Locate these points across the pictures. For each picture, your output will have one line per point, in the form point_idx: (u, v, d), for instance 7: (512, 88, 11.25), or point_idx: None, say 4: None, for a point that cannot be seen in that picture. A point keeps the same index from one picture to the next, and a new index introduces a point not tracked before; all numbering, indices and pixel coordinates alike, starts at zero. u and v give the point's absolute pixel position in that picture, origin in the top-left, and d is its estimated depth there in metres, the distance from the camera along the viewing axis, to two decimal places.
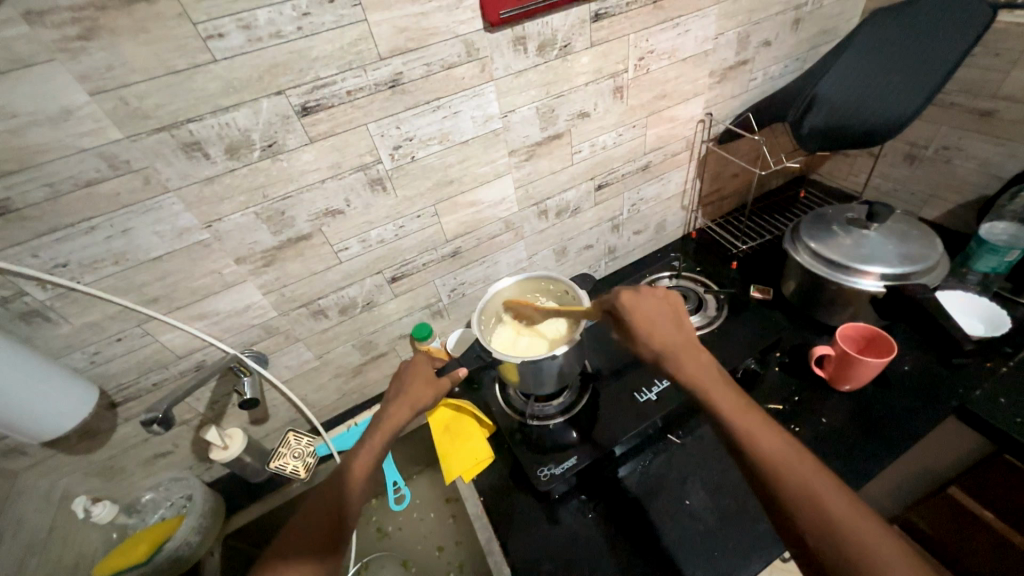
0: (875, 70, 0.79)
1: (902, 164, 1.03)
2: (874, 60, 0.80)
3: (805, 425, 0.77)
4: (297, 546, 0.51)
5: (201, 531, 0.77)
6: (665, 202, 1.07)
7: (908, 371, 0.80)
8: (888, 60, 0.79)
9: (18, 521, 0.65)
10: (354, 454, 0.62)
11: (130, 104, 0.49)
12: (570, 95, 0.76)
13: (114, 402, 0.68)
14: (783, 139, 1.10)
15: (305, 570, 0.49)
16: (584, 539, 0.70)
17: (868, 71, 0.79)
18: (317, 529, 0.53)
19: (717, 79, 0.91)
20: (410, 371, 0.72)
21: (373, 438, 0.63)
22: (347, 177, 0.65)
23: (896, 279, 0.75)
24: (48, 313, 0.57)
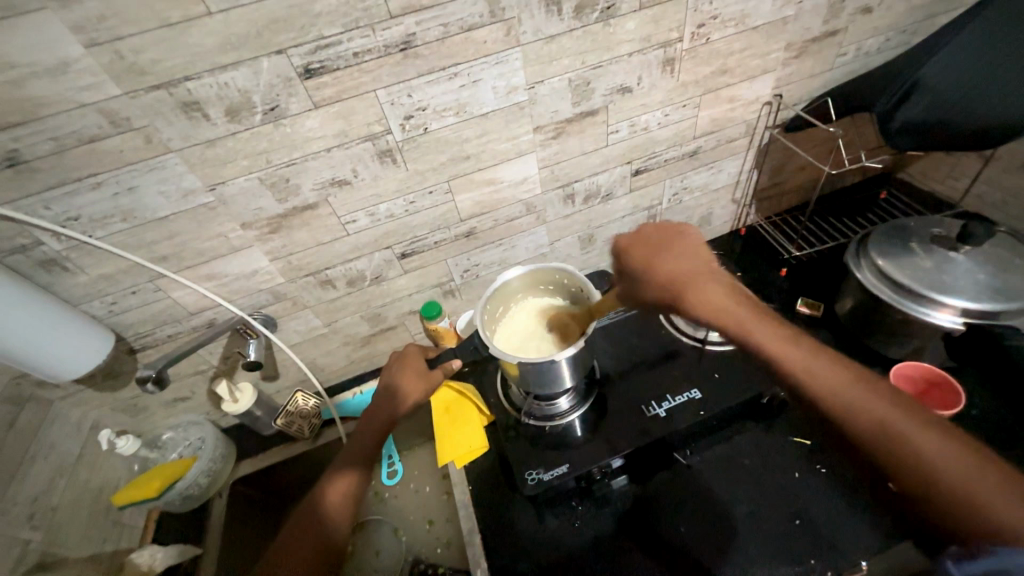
0: (1010, 53, 0.62)
1: (1019, 171, 0.85)
2: (1012, 36, 0.62)
3: (833, 466, 0.68)
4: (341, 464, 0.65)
5: (210, 474, 0.83)
6: (713, 193, 0.95)
7: (975, 422, 0.68)
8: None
9: (52, 445, 0.70)
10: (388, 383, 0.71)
11: (126, 58, 0.47)
12: (609, 67, 0.67)
13: (133, 348, 0.72)
14: (869, 130, 0.93)
15: (341, 483, 0.62)
16: (567, 545, 0.67)
17: (999, 52, 0.63)
18: (357, 452, 0.66)
19: (794, 53, 0.76)
20: (408, 355, 0.73)
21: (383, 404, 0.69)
22: (354, 147, 0.61)
23: (980, 317, 0.62)
24: (65, 262, 0.59)
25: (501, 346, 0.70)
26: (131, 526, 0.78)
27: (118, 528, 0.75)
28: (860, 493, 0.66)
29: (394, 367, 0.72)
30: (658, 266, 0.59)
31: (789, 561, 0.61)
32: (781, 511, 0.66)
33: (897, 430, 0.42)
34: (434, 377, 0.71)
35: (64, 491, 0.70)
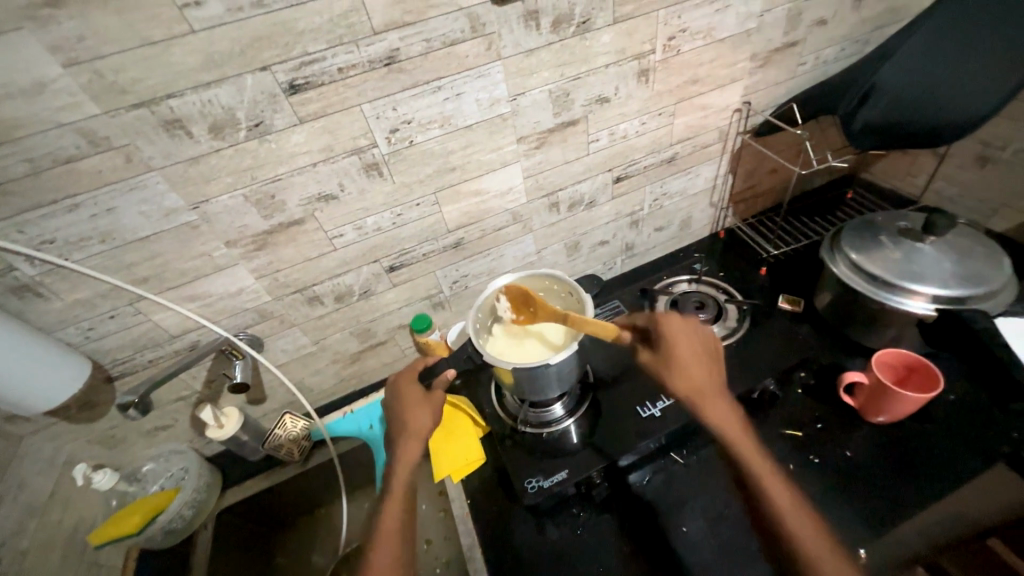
0: (957, 52, 0.67)
1: (971, 166, 0.90)
2: (958, 36, 0.67)
3: (824, 456, 0.70)
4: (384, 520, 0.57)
5: (195, 505, 0.79)
6: (691, 198, 0.98)
7: (952, 405, 0.71)
8: (977, 38, 0.66)
9: (21, 484, 0.66)
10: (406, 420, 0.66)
11: (106, 77, 0.46)
12: (587, 78, 0.69)
13: (110, 376, 0.69)
14: (833, 133, 0.98)
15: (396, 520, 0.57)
16: (571, 554, 0.66)
17: (947, 51, 0.67)
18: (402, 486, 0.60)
19: (760, 63, 0.81)
20: (404, 389, 0.69)
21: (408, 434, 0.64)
22: (340, 161, 0.61)
23: (949, 302, 0.66)
24: (39, 288, 0.57)
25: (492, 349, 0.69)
26: (109, 565, 0.73)
27: (95, 569, 0.71)
28: (852, 481, 0.67)
29: (397, 405, 0.68)
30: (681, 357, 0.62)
31: None
32: None
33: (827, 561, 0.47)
34: (436, 396, 0.68)
35: (35, 533, 0.65)
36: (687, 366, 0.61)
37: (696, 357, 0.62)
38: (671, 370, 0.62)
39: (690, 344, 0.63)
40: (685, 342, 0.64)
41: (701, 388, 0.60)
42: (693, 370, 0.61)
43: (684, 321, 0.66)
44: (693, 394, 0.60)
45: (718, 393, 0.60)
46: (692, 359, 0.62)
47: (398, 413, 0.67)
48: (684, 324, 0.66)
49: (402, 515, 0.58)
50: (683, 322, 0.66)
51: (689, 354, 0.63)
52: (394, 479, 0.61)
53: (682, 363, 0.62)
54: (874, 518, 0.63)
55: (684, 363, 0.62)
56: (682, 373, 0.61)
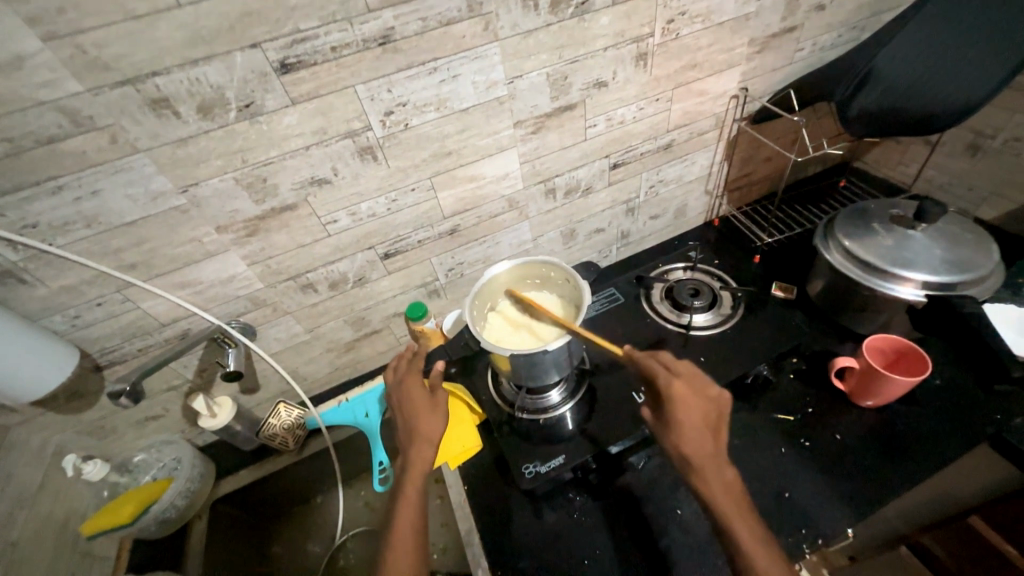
0: (960, 39, 0.66)
1: (962, 155, 0.91)
2: (962, 24, 0.67)
3: (814, 439, 0.72)
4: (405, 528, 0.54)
5: (189, 494, 0.77)
6: (687, 185, 0.98)
7: (938, 389, 0.73)
8: (986, 23, 0.64)
9: (9, 475, 0.64)
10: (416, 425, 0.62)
11: (88, 53, 0.44)
12: (585, 61, 0.68)
13: (99, 365, 0.67)
14: (827, 121, 0.99)
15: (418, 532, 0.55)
16: (568, 537, 0.67)
17: (948, 39, 0.67)
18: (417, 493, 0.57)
19: (757, 48, 0.80)
20: (409, 392, 0.66)
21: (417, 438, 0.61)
22: (333, 144, 0.60)
23: (940, 288, 0.66)
24: (22, 274, 0.55)
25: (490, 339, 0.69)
26: (102, 557, 0.72)
27: (87, 560, 0.70)
28: (842, 462, 0.69)
29: (403, 409, 0.64)
30: (678, 423, 0.54)
31: (782, 534, 0.63)
32: (770, 486, 0.68)
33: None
34: (441, 400, 0.65)
35: (25, 524, 0.64)
36: (688, 433, 0.54)
37: (698, 423, 0.54)
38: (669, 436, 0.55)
39: (691, 408, 0.54)
40: (688, 403, 0.55)
41: (699, 460, 0.53)
42: (692, 444, 0.54)
43: (689, 374, 0.57)
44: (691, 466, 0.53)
45: (721, 465, 0.53)
46: (692, 425, 0.54)
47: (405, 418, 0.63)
48: (688, 380, 0.57)
49: (414, 528, 0.55)
50: (689, 376, 0.57)
51: (691, 417, 0.54)
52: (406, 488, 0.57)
53: (680, 431, 0.54)
54: (863, 499, 0.65)
55: (683, 430, 0.54)
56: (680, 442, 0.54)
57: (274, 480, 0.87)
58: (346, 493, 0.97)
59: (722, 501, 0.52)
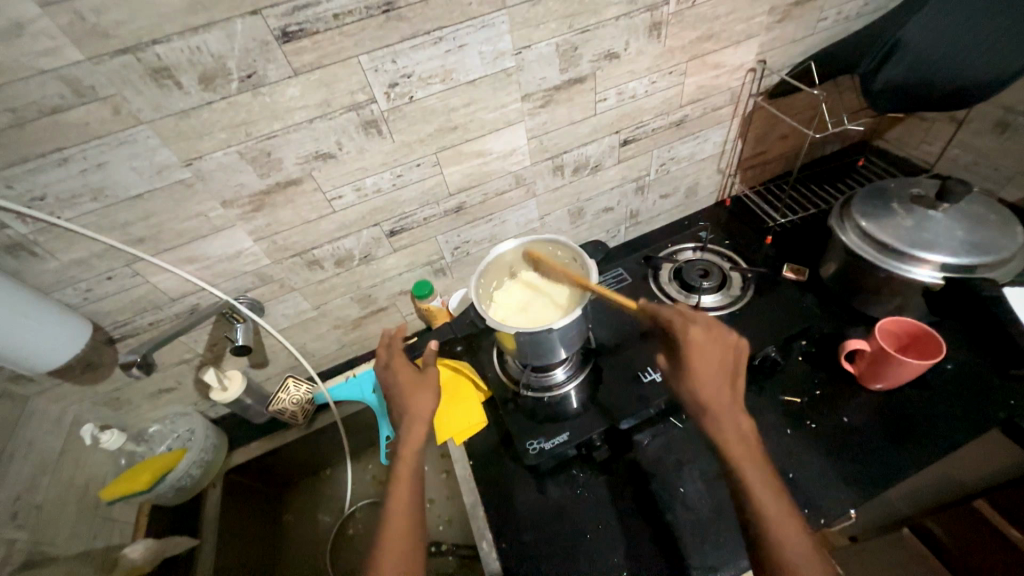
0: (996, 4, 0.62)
1: (989, 132, 0.87)
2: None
3: (820, 421, 0.71)
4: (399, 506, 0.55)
5: (203, 464, 0.80)
6: (699, 163, 0.96)
7: (951, 373, 0.72)
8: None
9: (31, 443, 0.67)
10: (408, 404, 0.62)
11: (87, 20, 0.44)
12: (597, 31, 0.66)
13: (112, 338, 0.69)
14: (849, 96, 0.95)
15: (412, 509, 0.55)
16: (570, 512, 0.68)
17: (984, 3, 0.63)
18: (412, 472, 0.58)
19: (778, 17, 0.76)
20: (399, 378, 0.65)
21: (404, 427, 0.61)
22: (337, 117, 0.59)
23: (959, 270, 0.65)
24: (33, 247, 0.56)
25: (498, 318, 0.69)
26: (122, 522, 0.74)
27: (108, 524, 0.73)
28: (848, 444, 0.68)
29: (396, 391, 0.65)
30: (698, 367, 0.55)
31: None
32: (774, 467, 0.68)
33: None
34: (432, 376, 0.65)
35: (48, 489, 0.67)
36: (706, 380, 0.54)
37: (716, 371, 0.55)
38: (685, 383, 0.55)
39: (709, 356, 0.55)
40: (708, 352, 0.56)
41: (715, 406, 0.53)
42: (710, 388, 0.54)
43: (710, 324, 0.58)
44: (708, 411, 0.53)
45: (736, 413, 0.53)
46: (711, 371, 0.55)
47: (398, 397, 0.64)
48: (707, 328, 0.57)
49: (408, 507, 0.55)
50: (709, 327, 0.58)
51: (709, 365, 0.55)
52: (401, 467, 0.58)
53: (699, 376, 0.54)
54: (867, 481, 0.64)
55: (701, 375, 0.54)
56: (697, 387, 0.54)
57: (285, 452, 0.89)
58: (354, 466, 0.99)
59: (737, 448, 0.51)
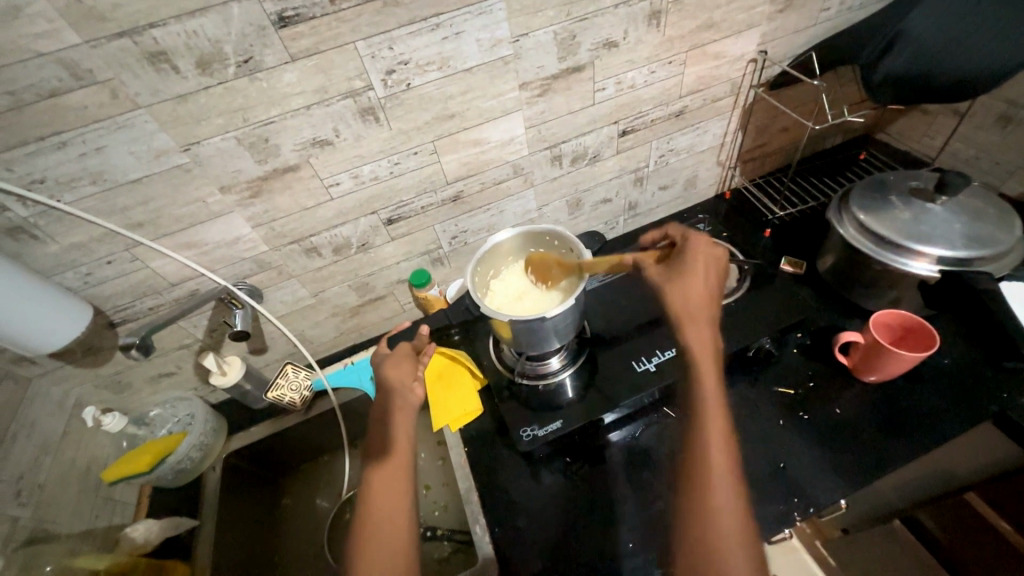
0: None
1: (992, 126, 0.86)
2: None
3: (813, 412, 0.72)
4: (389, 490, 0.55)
5: (203, 447, 0.82)
6: (699, 155, 0.95)
7: (946, 367, 0.72)
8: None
9: (33, 424, 0.68)
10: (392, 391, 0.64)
11: (84, 2, 0.44)
12: (595, 19, 0.65)
13: (113, 322, 0.70)
14: (851, 88, 0.94)
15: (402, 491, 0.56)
16: (563, 498, 0.69)
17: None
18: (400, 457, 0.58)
19: (780, 7, 0.76)
20: (391, 366, 0.66)
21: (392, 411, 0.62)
22: (334, 104, 0.59)
23: (955, 263, 0.65)
24: (34, 230, 0.57)
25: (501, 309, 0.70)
26: (124, 503, 0.77)
27: (110, 505, 0.74)
28: (840, 435, 0.69)
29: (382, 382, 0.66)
30: (689, 278, 0.58)
31: (774, 502, 0.64)
32: (765, 457, 0.69)
33: (720, 487, 0.45)
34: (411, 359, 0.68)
35: (50, 469, 0.68)
36: (695, 289, 0.57)
37: (701, 289, 0.58)
38: (678, 287, 0.58)
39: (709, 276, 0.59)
40: (707, 274, 0.59)
41: (696, 309, 0.56)
42: (691, 296, 0.57)
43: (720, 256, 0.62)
44: (686, 312, 0.56)
45: (710, 322, 0.56)
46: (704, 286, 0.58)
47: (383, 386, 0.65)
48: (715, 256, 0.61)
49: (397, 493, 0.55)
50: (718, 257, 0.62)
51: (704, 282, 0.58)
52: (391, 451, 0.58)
53: (683, 286, 0.58)
54: (857, 471, 0.65)
55: (694, 284, 0.58)
56: (688, 292, 0.57)
57: (283, 437, 0.90)
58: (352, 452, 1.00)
59: (702, 346, 0.54)
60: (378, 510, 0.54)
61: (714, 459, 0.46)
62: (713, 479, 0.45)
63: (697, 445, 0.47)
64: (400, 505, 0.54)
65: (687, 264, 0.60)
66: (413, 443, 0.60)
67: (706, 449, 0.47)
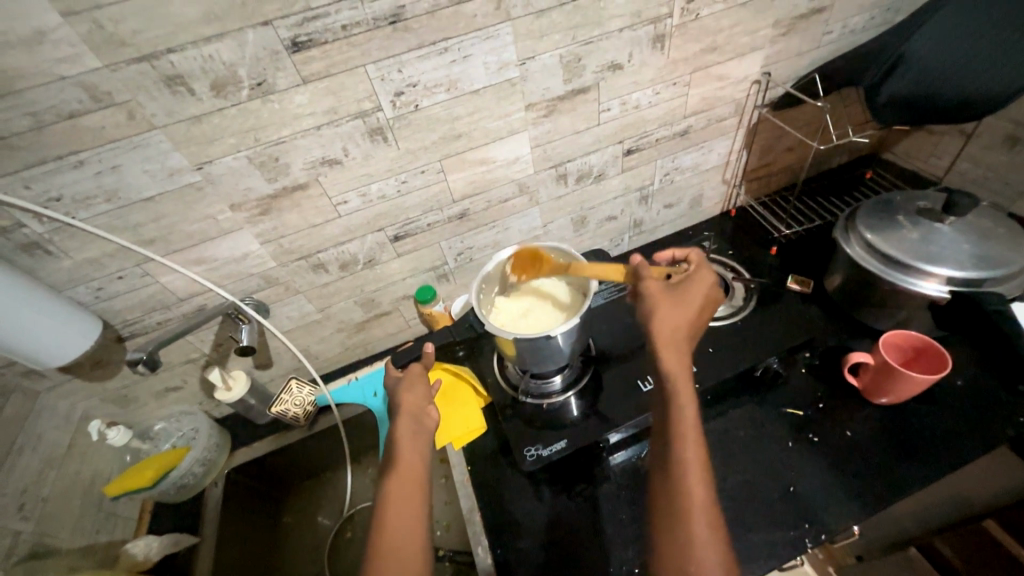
0: (1004, 15, 0.61)
1: (1000, 147, 0.86)
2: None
3: (823, 434, 0.70)
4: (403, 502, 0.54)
5: (205, 462, 0.81)
6: (703, 173, 0.96)
7: (959, 389, 0.71)
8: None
9: (39, 437, 0.68)
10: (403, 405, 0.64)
11: (106, 28, 0.46)
12: (600, 43, 0.67)
13: (121, 336, 0.70)
14: (855, 108, 0.95)
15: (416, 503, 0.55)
16: (568, 520, 0.68)
17: (993, 15, 0.62)
18: (412, 470, 0.57)
19: (782, 30, 0.77)
20: (403, 384, 0.67)
21: (404, 434, 0.61)
22: (344, 124, 0.60)
23: (965, 284, 0.64)
24: (48, 246, 0.58)
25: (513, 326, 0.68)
26: (125, 517, 0.77)
27: (111, 520, 0.74)
28: (852, 459, 0.67)
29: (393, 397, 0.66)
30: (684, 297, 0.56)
31: (785, 528, 0.62)
32: (775, 480, 0.67)
33: (700, 532, 0.43)
34: (417, 375, 0.68)
35: (54, 482, 0.68)
36: (678, 314, 0.55)
37: (691, 310, 0.56)
38: (667, 304, 0.56)
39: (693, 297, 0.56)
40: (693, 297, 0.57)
41: (678, 334, 0.54)
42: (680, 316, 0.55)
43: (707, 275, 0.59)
44: (668, 337, 0.53)
45: (687, 347, 0.54)
46: (687, 309, 0.56)
47: (394, 400, 0.66)
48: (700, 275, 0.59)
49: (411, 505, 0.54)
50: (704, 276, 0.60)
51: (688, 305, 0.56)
52: (403, 463, 0.58)
53: (675, 305, 0.56)
54: (869, 496, 0.63)
55: (675, 307, 0.55)
56: (671, 315, 0.55)
57: (286, 453, 0.90)
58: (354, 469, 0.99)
59: (681, 375, 0.51)
60: (390, 522, 0.53)
61: (695, 502, 0.44)
62: (693, 525, 0.43)
63: (676, 487, 0.45)
64: (414, 518, 0.53)
65: (683, 286, 0.58)
66: (425, 459, 0.60)
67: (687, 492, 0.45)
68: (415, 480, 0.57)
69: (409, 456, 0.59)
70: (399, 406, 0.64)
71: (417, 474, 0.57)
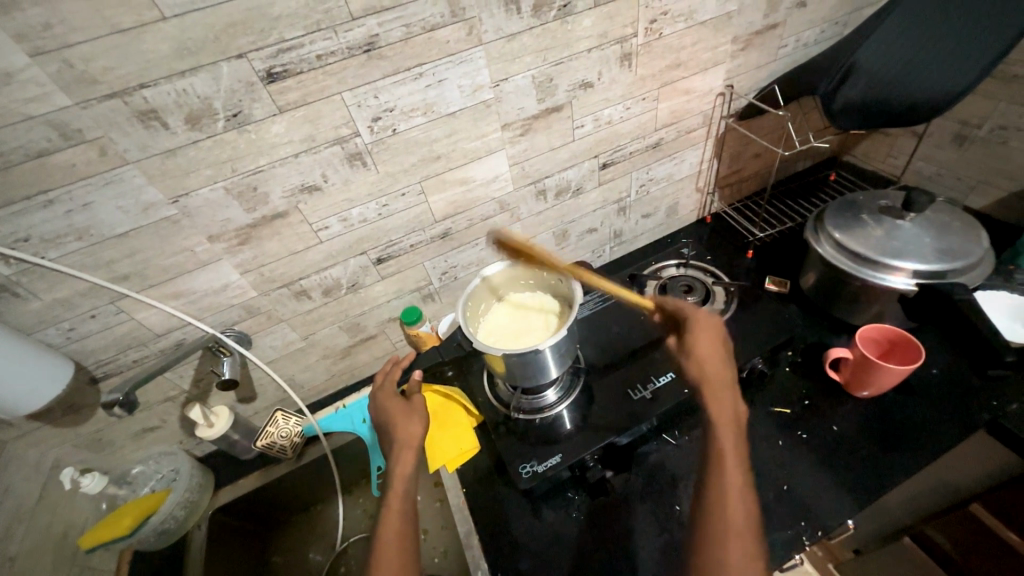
0: (945, 25, 0.66)
1: (949, 145, 0.92)
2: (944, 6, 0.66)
3: (811, 430, 0.72)
4: (395, 541, 0.53)
5: (187, 505, 0.78)
6: (677, 183, 0.99)
7: (933, 377, 0.74)
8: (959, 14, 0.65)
9: (7, 490, 0.64)
10: (394, 433, 0.62)
11: (76, 67, 0.45)
12: (570, 63, 0.69)
13: (94, 377, 0.68)
14: (813, 115, 1.00)
15: (407, 539, 0.53)
16: (567, 538, 0.67)
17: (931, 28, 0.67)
18: (404, 503, 0.56)
19: (740, 46, 0.81)
20: (393, 409, 0.65)
21: (397, 470, 0.58)
22: (323, 151, 0.60)
23: (929, 277, 0.67)
24: (14, 288, 0.56)
25: (515, 342, 0.69)
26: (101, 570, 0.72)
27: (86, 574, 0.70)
28: (839, 454, 0.68)
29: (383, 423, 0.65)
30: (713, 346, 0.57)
31: (781, 528, 0.63)
32: (769, 479, 0.68)
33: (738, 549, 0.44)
34: (417, 405, 0.66)
35: (22, 538, 0.64)
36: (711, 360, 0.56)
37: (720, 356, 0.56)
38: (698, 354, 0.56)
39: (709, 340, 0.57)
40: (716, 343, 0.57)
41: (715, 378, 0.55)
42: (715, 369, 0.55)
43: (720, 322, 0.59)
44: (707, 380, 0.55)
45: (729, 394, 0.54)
46: (713, 352, 0.57)
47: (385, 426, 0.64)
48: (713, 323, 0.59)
49: (401, 543, 0.53)
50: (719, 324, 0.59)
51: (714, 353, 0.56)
52: (394, 498, 0.56)
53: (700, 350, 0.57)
54: (860, 489, 0.64)
55: (705, 355, 0.56)
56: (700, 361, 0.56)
57: (274, 488, 0.87)
58: (345, 500, 0.96)
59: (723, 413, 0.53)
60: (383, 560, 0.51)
61: (732, 518, 0.46)
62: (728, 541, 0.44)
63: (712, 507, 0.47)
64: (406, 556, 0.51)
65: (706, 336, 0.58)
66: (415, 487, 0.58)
67: (719, 519, 0.46)
68: (406, 519, 0.55)
69: (404, 495, 0.57)
70: (394, 439, 0.62)
71: (407, 513, 0.55)
